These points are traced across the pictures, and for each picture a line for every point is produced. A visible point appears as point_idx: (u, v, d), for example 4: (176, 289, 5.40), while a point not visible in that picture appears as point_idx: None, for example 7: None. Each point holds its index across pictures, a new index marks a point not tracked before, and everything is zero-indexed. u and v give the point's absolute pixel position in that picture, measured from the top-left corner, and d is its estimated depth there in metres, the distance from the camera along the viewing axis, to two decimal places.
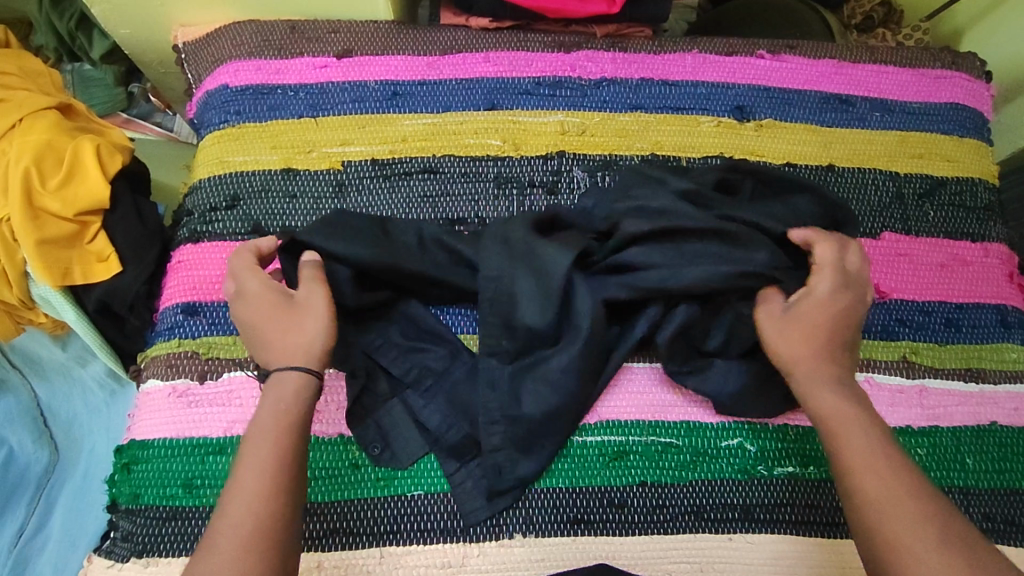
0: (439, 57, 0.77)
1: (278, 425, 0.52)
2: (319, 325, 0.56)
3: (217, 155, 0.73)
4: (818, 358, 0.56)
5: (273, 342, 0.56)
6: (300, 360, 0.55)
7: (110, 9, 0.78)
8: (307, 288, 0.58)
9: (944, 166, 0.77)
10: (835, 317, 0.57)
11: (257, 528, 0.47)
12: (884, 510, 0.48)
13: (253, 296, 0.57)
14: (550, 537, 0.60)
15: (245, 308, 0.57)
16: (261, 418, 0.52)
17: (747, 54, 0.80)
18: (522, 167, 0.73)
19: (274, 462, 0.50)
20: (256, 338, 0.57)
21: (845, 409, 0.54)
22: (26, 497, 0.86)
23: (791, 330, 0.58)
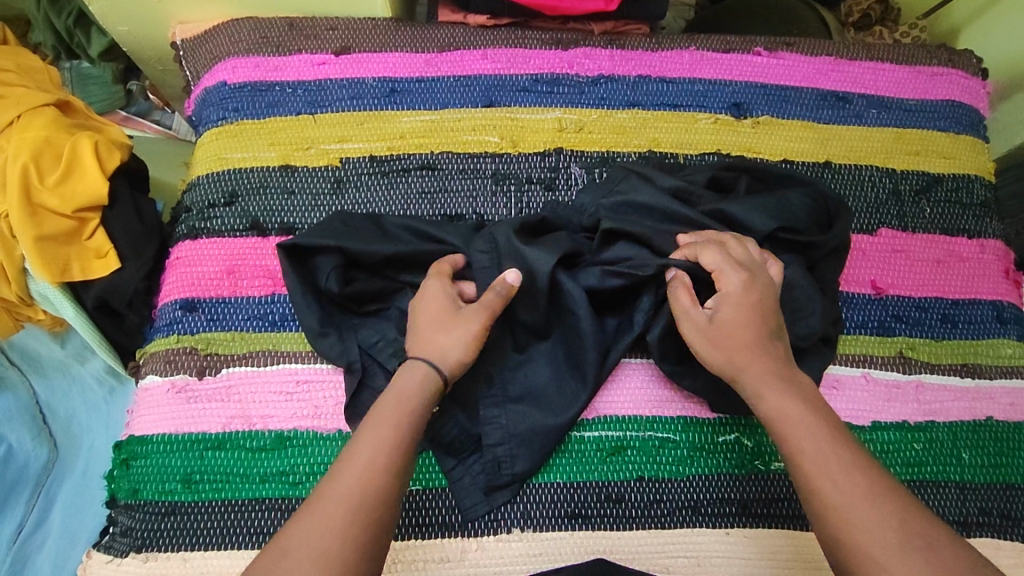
0: (437, 54, 0.77)
1: (398, 412, 0.54)
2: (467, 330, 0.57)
3: (215, 152, 0.73)
4: (754, 359, 0.55)
5: (420, 343, 0.57)
6: (435, 361, 0.56)
7: (108, 7, 0.78)
8: (472, 308, 0.58)
9: (940, 162, 0.77)
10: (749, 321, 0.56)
11: (352, 509, 0.49)
12: (846, 509, 0.48)
13: (429, 302, 0.59)
14: (548, 532, 0.61)
15: (422, 307, 0.60)
16: (386, 405, 0.54)
17: (744, 51, 0.80)
18: (520, 164, 0.73)
19: (387, 451, 0.52)
20: (414, 337, 0.58)
21: (789, 409, 0.53)
22: (26, 494, 0.86)
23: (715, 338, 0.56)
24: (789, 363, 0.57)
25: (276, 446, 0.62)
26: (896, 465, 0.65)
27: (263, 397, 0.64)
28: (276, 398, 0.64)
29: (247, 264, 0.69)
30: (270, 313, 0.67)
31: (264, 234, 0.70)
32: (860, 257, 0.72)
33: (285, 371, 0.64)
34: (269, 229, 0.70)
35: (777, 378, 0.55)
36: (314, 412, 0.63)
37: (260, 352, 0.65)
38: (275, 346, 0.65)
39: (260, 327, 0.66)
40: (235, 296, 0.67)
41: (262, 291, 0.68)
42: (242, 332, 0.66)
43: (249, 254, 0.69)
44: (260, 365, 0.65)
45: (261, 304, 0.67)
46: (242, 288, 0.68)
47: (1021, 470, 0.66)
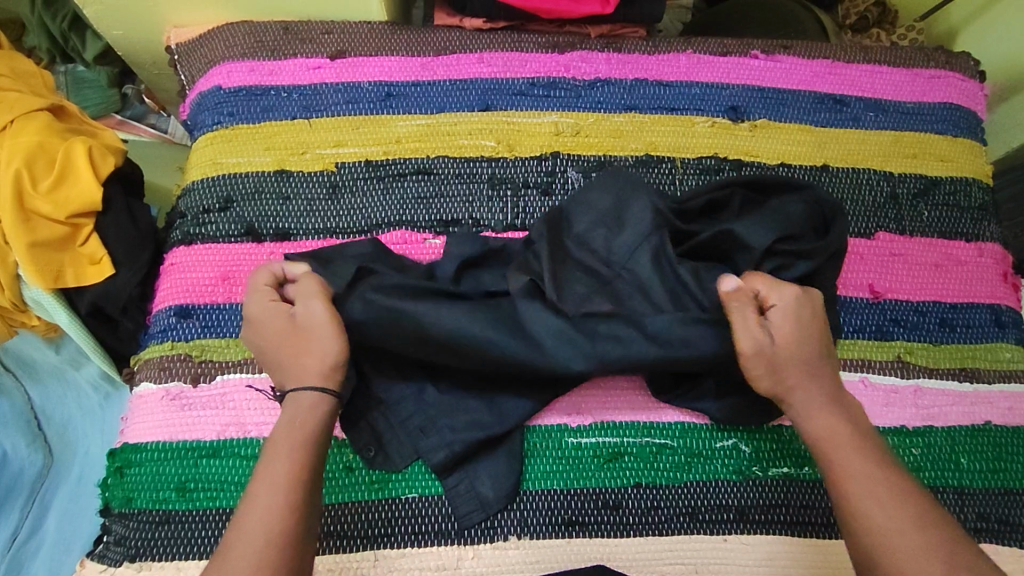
0: (433, 58, 0.77)
1: (295, 439, 0.51)
2: (323, 339, 0.55)
3: (210, 157, 0.73)
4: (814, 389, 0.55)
5: (284, 368, 0.55)
6: (308, 380, 0.54)
7: (103, 11, 0.78)
8: (306, 305, 0.56)
9: (938, 166, 0.77)
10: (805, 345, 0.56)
11: (271, 533, 0.47)
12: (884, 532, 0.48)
13: (256, 318, 0.57)
14: (545, 539, 0.60)
15: (258, 333, 0.57)
16: (286, 423, 0.52)
17: (741, 55, 0.80)
18: (516, 169, 0.73)
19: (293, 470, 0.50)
20: (272, 365, 0.56)
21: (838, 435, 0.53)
22: (20, 501, 0.85)
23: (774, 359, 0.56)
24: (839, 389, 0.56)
25: None
26: None
27: (258, 405, 0.63)
28: (271, 405, 0.63)
29: (241, 270, 0.68)
30: None
31: (259, 240, 0.69)
32: (858, 261, 0.72)
33: None
34: (264, 235, 0.70)
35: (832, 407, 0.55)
36: None
37: (255, 359, 0.65)
38: None
39: None
40: (230, 302, 0.67)
41: None
42: (237, 338, 0.66)
43: (243, 260, 0.69)
44: (255, 372, 0.65)
45: None
46: (237, 294, 0.67)
47: (1020, 475, 0.66)
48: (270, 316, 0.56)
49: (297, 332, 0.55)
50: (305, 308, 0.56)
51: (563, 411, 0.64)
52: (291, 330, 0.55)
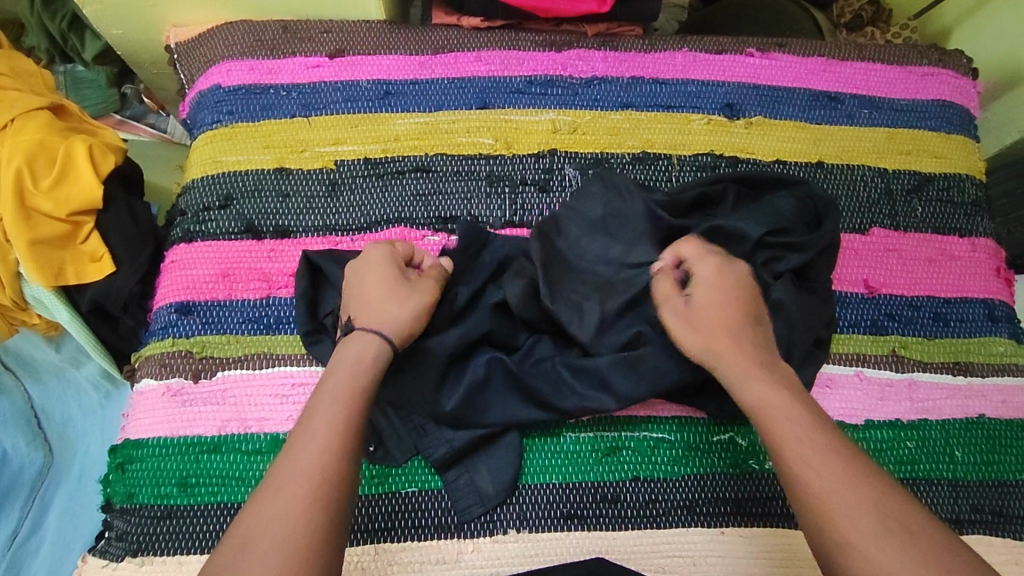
0: (431, 56, 0.77)
1: (350, 386, 0.52)
2: (418, 305, 0.59)
3: (210, 155, 0.73)
4: (736, 344, 0.56)
5: (367, 303, 0.58)
6: (384, 328, 0.56)
7: (102, 10, 0.78)
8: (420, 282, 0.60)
9: (931, 162, 0.78)
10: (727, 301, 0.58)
11: (299, 509, 0.46)
12: (834, 498, 0.47)
13: (376, 258, 0.60)
14: (544, 532, 0.61)
15: (361, 271, 0.60)
16: (328, 399, 0.52)
17: (736, 52, 0.81)
18: (514, 166, 0.74)
19: (332, 447, 0.49)
20: (358, 292, 0.59)
21: (773, 400, 0.53)
22: (21, 499, 0.86)
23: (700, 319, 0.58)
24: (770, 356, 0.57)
25: (271, 448, 0.62)
26: (889, 463, 0.65)
27: (258, 401, 0.64)
28: (272, 401, 0.64)
29: (242, 267, 0.69)
30: (265, 316, 0.67)
31: (259, 237, 0.70)
32: (852, 257, 0.73)
33: (280, 373, 0.65)
34: (264, 232, 0.70)
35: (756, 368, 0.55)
36: None
37: (255, 355, 0.65)
38: (269, 349, 0.66)
39: (254, 330, 0.67)
40: (230, 299, 0.68)
41: (257, 294, 0.68)
42: (238, 335, 0.66)
43: (243, 257, 0.69)
44: (255, 368, 0.65)
45: (256, 307, 0.67)
46: (237, 291, 0.68)
47: (1013, 467, 0.66)
48: (391, 260, 0.60)
49: (408, 287, 0.59)
50: (422, 278, 0.61)
51: None
52: (405, 284, 0.59)
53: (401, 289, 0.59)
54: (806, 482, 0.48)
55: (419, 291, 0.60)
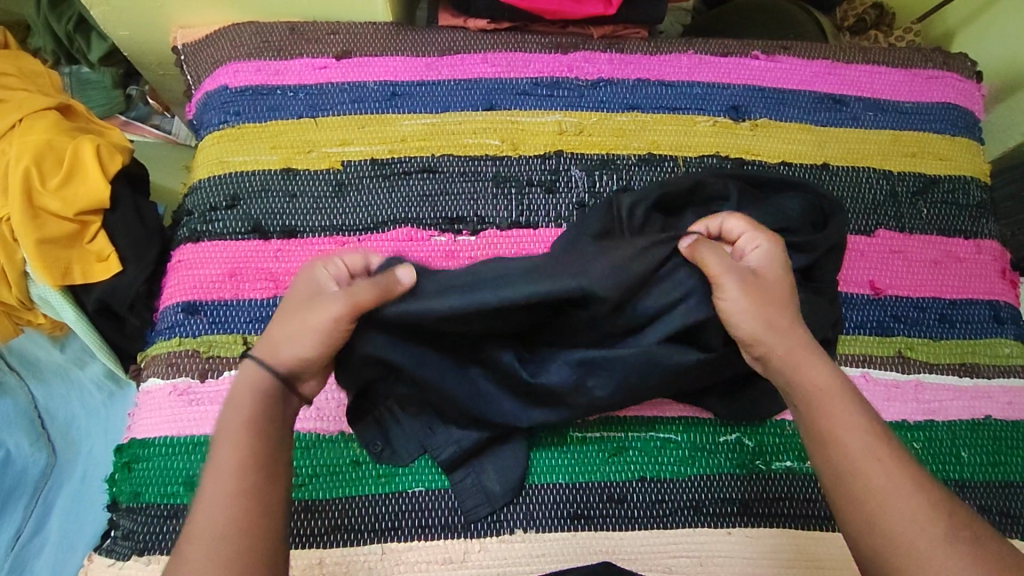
0: (437, 58, 0.78)
1: (243, 421, 0.49)
2: (321, 327, 0.52)
3: (217, 155, 0.73)
4: (781, 318, 0.54)
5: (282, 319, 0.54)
6: (272, 357, 0.52)
7: (109, 11, 0.78)
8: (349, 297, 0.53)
9: (936, 165, 0.78)
10: (782, 276, 0.57)
11: (218, 526, 0.45)
12: (886, 493, 0.46)
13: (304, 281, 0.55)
14: (551, 533, 0.61)
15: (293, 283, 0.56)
16: (233, 412, 0.50)
17: (742, 55, 0.81)
18: (520, 167, 0.74)
19: (239, 454, 0.48)
20: (279, 312, 0.55)
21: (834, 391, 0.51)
22: (24, 499, 0.86)
23: (753, 290, 0.55)
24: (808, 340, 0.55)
25: None
26: None
27: None
28: None
29: (249, 267, 0.69)
30: (273, 315, 0.67)
31: (266, 237, 0.70)
32: (858, 258, 0.73)
33: None
34: (271, 232, 0.70)
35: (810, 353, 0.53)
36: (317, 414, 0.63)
37: None
38: None
39: (262, 329, 0.67)
40: (237, 299, 0.68)
41: (264, 294, 0.68)
42: (245, 334, 0.66)
43: (250, 257, 0.69)
44: None
45: (263, 306, 0.67)
46: (244, 290, 0.68)
47: (1020, 468, 0.66)
48: (308, 287, 0.55)
49: (312, 307, 0.53)
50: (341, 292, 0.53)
51: None
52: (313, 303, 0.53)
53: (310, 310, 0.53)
54: (859, 472, 0.47)
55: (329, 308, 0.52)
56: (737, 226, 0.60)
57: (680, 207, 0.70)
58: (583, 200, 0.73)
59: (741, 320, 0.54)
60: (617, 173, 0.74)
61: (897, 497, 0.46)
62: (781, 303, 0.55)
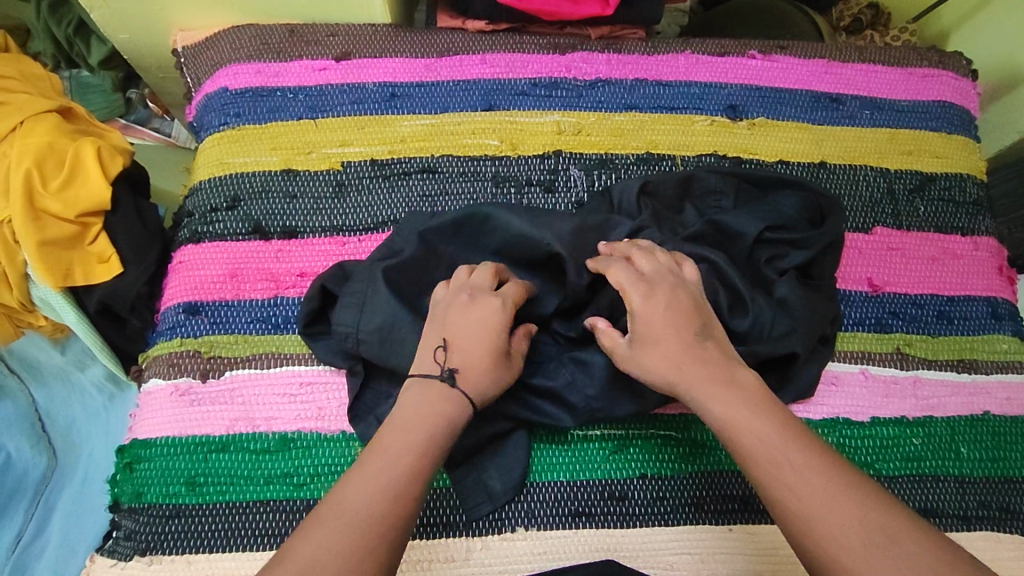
0: (436, 59, 0.78)
1: (424, 446, 0.51)
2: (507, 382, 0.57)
3: (218, 157, 0.74)
4: (685, 367, 0.54)
5: (469, 362, 0.56)
6: (476, 397, 0.55)
7: (110, 14, 0.78)
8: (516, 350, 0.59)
9: (933, 162, 0.79)
10: (669, 319, 0.55)
11: (370, 530, 0.46)
12: (811, 513, 0.46)
13: (493, 311, 0.57)
14: (552, 530, 0.61)
15: (459, 322, 0.57)
16: (415, 432, 0.52)
17: (738, 55, 0.81)
18: (519, 167, 0.74)
19: (413, 468, 0.50)
20: (460, 351, 0.56)
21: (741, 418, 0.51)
22: (24, 503, 0.86)
23: (644, 360, 0.55)
24: (730, 364, 0.55)
25: (280, 447, 0.62)
26: (894, 460, 0.65)
27: (266, 400, 0.64)
28: (280, 400, 0.64)
29: (250, 267, 0.69)
30: (274, 316, 0.67)
31: (267, 238, 0.70)
32: (856, 256, 0.73)
33: (289, 372, 0.65)
34: (272, 233, 0.70)
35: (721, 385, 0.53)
36: (318, 413, 0.64)
37: (263, 355, 0.66)
38: (277, 348, 0.66)
39: (263, 329, 0.67)
40: (238, 299, 0.68)
41: (265, 295, 0.68)
42: (246, 334, 0.66)
43: (251, 257, 0.69)
44: (263, 367, 0.65)
45: (264, 307, 0.68)
46: (245, 291, 0.68)
47: (1019, 463, 0.67)
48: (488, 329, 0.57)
49: (506, 362, 0.57)
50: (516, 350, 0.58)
51: None
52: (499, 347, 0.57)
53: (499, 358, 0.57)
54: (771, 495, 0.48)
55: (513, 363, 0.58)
56: (620, 276, 0.57)
57: (678, 205, 0.70)
58: (582, 199, 0.73)
59: (653, 378, 0.55)
60: (616, 172, 0.75)
61: (813, 509, 0.46)
62: (681, 350, 0.54)
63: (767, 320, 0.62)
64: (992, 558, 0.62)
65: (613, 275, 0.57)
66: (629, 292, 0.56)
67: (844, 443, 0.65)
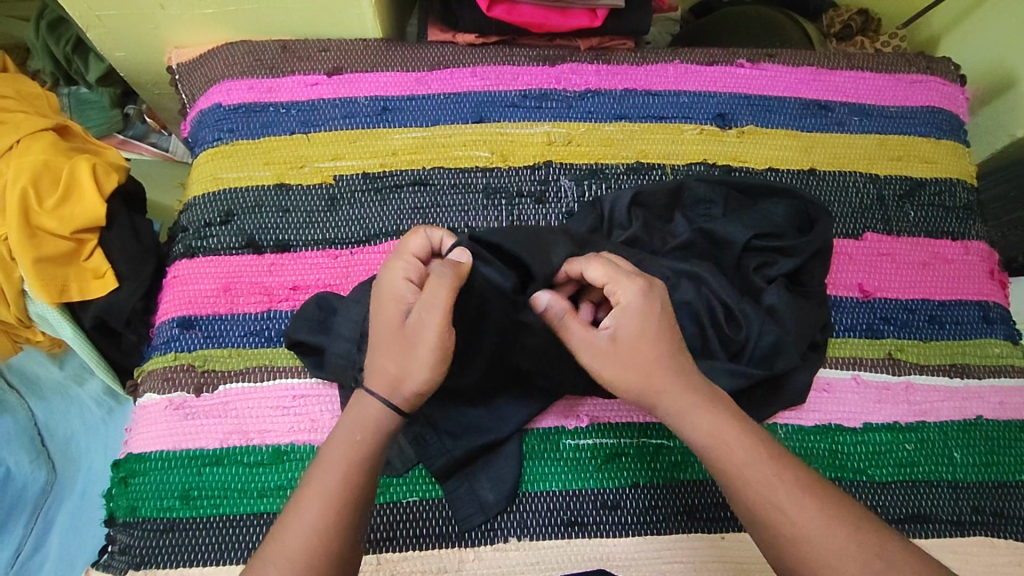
0: (427, 72, 0.79)
1: (349, 455, 0.51)
2: (421, 366, 0.51)
3: (212, 172, 0.75)
4: (650, 375, 0.52)
5: (375, 355, 0.53)
6: (388, 394, 0.52)
7: (105, 33, 0.80)
8: (422, 317, 0.52)
9: (922, 167, 0.79)
10: (650, 324, 0.53)
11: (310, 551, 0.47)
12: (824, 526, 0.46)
13: (385, 286, 0.55)
14: (544, 541, 0.61)
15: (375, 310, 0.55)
16: (337, 444, 0.51)
17: (727, 63, 0.82)
18: (510, 178, 0.75)
19: (347, 479, 0.50)
20: (373, 345, 0.54)
21: (722, 434, 0.51)
22: (23, 518, 0.86)
23: (616, 361, 0.53)
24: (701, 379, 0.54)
25: (273, 460, 0.63)
26: (887, 465, 0.65)
27: (261, 413, 0.64)
28: (273, 413, 0.64)
29: (244, 281, 0.70)
30: (268, 329, 0.68)
31: (260, 252, 0.71)
32: (846, 262, 0.74)
33: (284, 386, 0.65)
34: (265, 247, 0.71)
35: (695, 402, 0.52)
36: (311, 425, 0.64)
37: (257, 368, 0.66)
38: (272, 361, 0.66)
39: (258, 343, 0.67)
40: (232, 313, 0.68)
41: (259, 308, 0.69)
42: (240, 348, 0.67)
43: (245, 271, 0.70)
44: (257, 381, 0.66)
45: (258, 320, 0.68)
46: (238, 305, 0.69)
47: (1012, 468, 0.67)
48: (390, 310, 0.53)
49: (409, 339, 0.52)
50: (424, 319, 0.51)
51: (560, 413, 0.66)
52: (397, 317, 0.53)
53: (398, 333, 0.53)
54: (758, 513, 0.48)
55: (416, 329, 0.52)
56: (598, 275, 0.55)
57: (667, 215, 0.70)
58: (573, 210, 0.74)
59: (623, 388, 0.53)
60: (606, 182, 0.75)
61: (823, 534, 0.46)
62: (651, 357, 0.52)
63: (755, 329, 0.62)
64: (986, 564, 0.62)
65: (589, 274, 0.55)
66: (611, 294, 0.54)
67: (836, 449, 0.65)
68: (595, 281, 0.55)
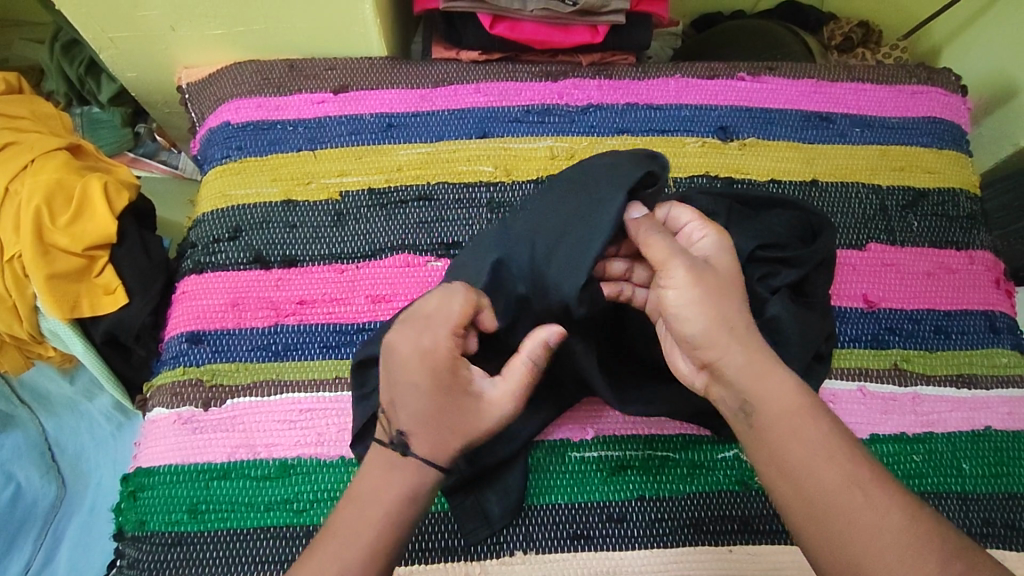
0: (431, 89, 0.80)
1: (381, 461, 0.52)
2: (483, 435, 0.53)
3: (220, 189, 0.76)
4: (735, 312, 0.51)
5: (431, 429, 0.51)
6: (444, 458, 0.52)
7: (117, 54, 0.82)
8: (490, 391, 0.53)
9: (925, 178, 0.79)
10: (733, 267, 0.54)
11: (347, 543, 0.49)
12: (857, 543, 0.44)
13: (443, 359, 0.51)
14: (550, 554, 0.61)
15: (415, 384, 0.51)
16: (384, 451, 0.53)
17: (728, 77, 0.83)
18: (513, 193, 0.76)
19: None
20: (417, 418, 0.51)
21: (791, 411, 0.48)
22: (33, 533, 0.87)
23: (703, 283, 0.51)
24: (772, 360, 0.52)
25: (280, 474, 0.63)
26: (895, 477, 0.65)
27: (268, 426, 0.65)
28: (281, 426, 0.65)
29: (251, 296, 0.71)
30: (274, 343, 0.69)
31: (267, 266, 0.72)
32: (850, 272, 0.74)
33: (290, 400, 0.66)
34: (272, 261, 0.72)
35: (770, 365, 0.50)
36: (318, 439, 0.65)
37: (264, 382, 0.67)
38: (279, 374, 0.67)
39: (264, 357, 0.68)
40: (239, 327, 0.69)
41: (266, 322, 0.69)
42: (247, 362, 0.68)
43: (253, 286, 0.71)
44: (264, 395, 0.66)
45: (265, 334, 0.69)
46: (246, 319, 0.70)
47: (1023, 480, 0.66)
48: (452, 391, 0.51)
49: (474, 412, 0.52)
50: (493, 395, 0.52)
51: (564, 426, 0.66)
52: (461, 396, 0.51)
53: (460, 409, 0.51)
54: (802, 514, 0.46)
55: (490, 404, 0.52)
56: (683, 216, 0.57)
57: None
58: None
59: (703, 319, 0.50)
60: None
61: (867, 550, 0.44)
62: (735, 296, 0.52)
63: None
64: None
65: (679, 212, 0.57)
66: (693, 236, 0.56)
67: None
68: (678, 223, 0.57)
